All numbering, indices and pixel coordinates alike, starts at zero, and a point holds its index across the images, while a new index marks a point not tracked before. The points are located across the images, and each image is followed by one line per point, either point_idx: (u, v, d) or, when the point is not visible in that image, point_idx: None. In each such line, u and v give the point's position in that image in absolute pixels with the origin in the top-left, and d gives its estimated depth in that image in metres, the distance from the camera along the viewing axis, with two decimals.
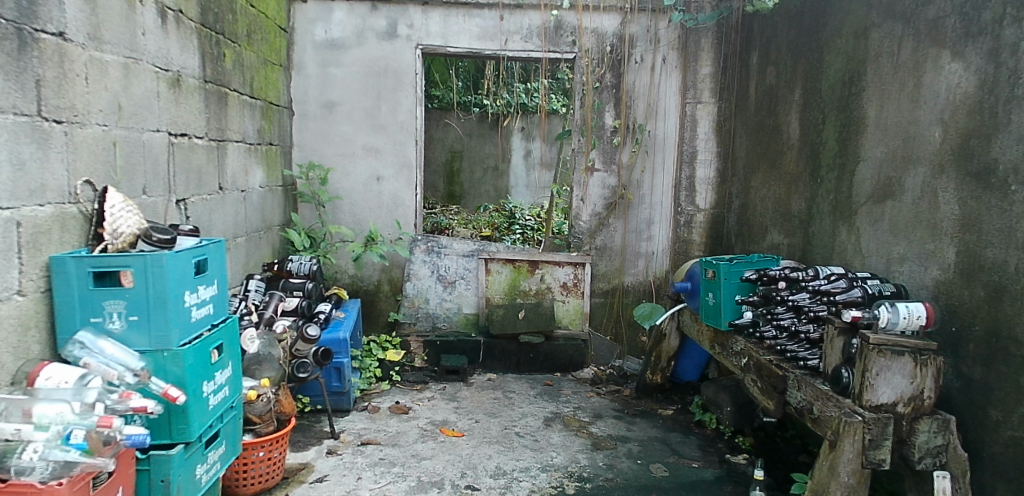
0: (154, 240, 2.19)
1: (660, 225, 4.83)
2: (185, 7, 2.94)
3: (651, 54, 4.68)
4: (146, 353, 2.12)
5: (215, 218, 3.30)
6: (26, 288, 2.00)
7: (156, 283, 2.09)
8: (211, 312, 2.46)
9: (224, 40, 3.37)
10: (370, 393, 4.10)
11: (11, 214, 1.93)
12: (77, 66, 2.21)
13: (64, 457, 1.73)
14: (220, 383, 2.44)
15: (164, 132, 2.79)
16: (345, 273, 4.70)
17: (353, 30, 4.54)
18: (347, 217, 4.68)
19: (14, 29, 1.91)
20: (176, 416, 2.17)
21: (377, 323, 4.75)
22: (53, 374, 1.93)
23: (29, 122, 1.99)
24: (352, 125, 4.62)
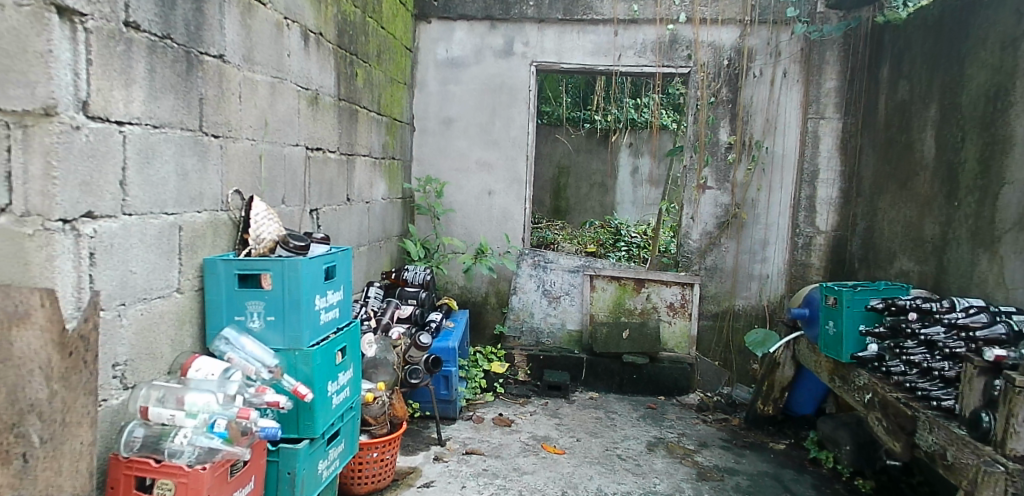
0: (291, 246, 2.38)
1: (776, 247, 4.58)
2: (325, 30, 3.15)
3: (772, 68, 4.48)
4: (280, 352, 2.27)
5: (343, 227, 3.49)
6: (182, 286, 2.20)
7: (291, 287, 2.24)
8: (337, 316, 2.60)
9: (357, 60, 3.59)
10: (475, 403, 4.15)
11: (174, 219, 2.13)
12: (232, 85, 2.41)
13: (208, 444, 1.88)
14: (343, 383, 2.57)
15: (302, 146, 3.00)
16: (455, 284, 4.82)
17: (472, 49, 4.68)
18: (459, 229, 4.81)
19: (184, 52, 2.12)
20: (303, 412, 2.30)
21: (483, 335, 4.84)
22: (202, 366, 2.09)
23: (193, 137, 2.19)
24: (467, 140, 4.75)
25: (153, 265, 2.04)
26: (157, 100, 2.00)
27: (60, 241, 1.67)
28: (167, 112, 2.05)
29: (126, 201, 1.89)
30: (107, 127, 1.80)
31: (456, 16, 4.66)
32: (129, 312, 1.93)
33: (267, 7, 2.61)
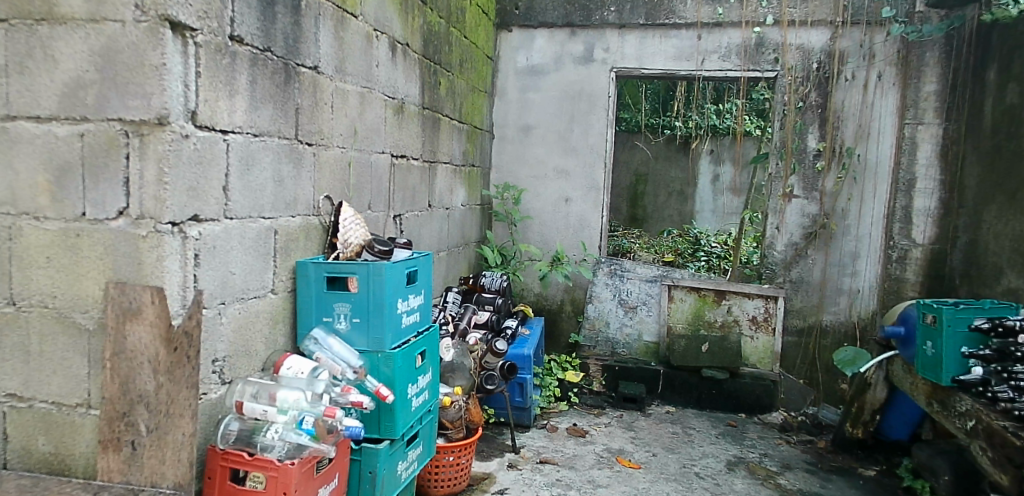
0: (376, 251, 2.45)
1: (868, 260, 4.32)
2: (411, 41, 3.24)
3: (865, 71, 4.24)
4: (365, 353, 2.34)
5: (424, 233, 3.56)
6: (277, 287, 2.30)
7: (376, 290, 2.30)
8: (418, 320, 2.65)
9: (441, 70, 3.66)
10: (549, 412, 4.13)
11: (270, 223, 2.22)
12: (325, 95, 2.51)
13: (297, 440, 1.94)
14: (422, 386, 2.61)
15: (388, 154, 3.09)
16: (531, 291, 4.82)
17: (552, 56, 4.69)
18: (536, 236, 4.81)
19: (283, 64, 2.22)
20: (385, 413, 2.35)
21: (558, 344, 4.81)
22: (294, 364, 2.17)
23: (289, 145, 2.29)
24: (546, 148, 4.75)
25: (251, 267, 2.14)
26: (257, 110, 2.10)
27: (168, 242, 1.76)
28: (266, 121, 2.15)
29: (228, 206, 1.99)
30: (213, 136, 1.90)
31: (537, 23, 4.67)
32: (228, 311, 2.03)
33: (358, 20, 2.70)
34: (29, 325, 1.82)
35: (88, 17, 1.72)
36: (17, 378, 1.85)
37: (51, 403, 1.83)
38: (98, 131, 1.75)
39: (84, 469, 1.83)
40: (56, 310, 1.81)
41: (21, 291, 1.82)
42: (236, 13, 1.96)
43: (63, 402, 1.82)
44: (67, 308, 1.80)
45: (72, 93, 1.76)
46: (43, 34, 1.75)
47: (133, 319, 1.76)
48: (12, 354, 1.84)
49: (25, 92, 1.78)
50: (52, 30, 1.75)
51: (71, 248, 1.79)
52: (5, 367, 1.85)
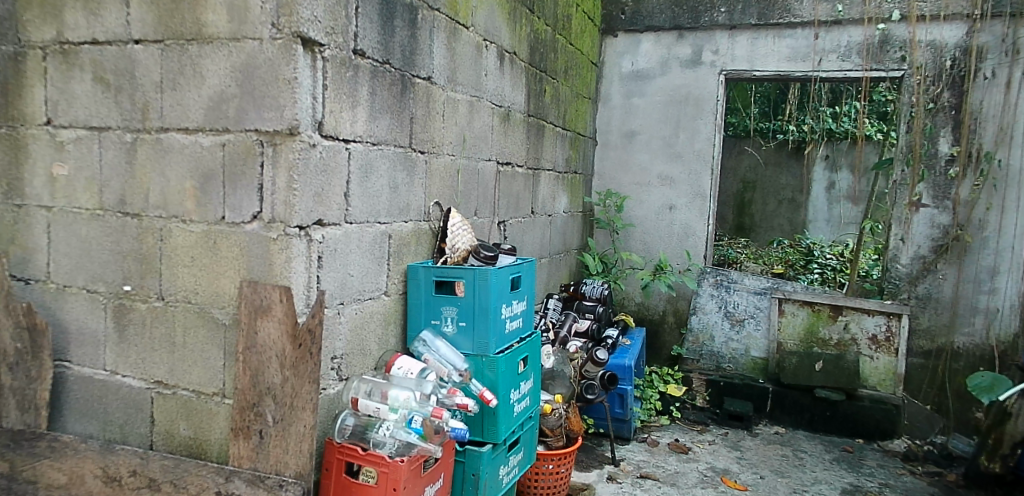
0: (481, 256, 2.50)
1: (1009, 276, 3.90)
2: (519, 49, 3.28)
3: (1009, 67, 3.84)
4: (470, 356, 2.39)
5: (527, 239, 3.59)
6: (389, 289, 2.39)
7: (482, 295, 2.35)
8: (521, 326, 2.68)
9: (546, 77, 3.69)
10: (649, 425, 4.02)
11: (385, 228, 2.31)
12: (437, 105, 2.59)
13: (406, 438, 2.01)
14: (524, 392, 2.62)
15: (494, 161, 3.14)
16: (632, 300, 4.74)
17: (658, 60, 4.60)
18: (638, 244, 4.72)
19: (400, 76, 2.31)
20: (488, 417, 2.38)
21: (659, 355, 4.69)
22: (404, 364, 2.24)
23: (403, 153, 2.38)
24: (650, 154, 4.66)
25: (367, 270, 2.23)
26: (376, 120, 2.20)
27: (295, 244, 1.87)
28: (384, 130, 2.24)
29: (348, 212, 2.09)
30: (336, 145, 2.00)
31: (643, 27, 4.60)
32: (346, 311, 2.13)
33: (469, 30, 2.77)
34: (175, 319, 2.00)
35: (231, 36, 1.87)
36: (163, 367, 2.03)
37: (191, 391, 1.99)
38: (238, 141, 1.89)
39: (218, 454, 1.97)
40: (198, 305, 1.97)
41: (169, 288, 2.00)
42: (360, 28, 2.05)
43: (201, 391, 1.98)
44: (207, 304, 1.96)
45: (216, 106, 1.91)
46: (193, 52, 1.92)
47: (263, 316, 1.89)
48: (160, 344, 2.02)
49: (176, 106, 1.96)
50: (200, 49, 1.91)
51: (212, 248, 1.95)
52: (153, 357, 2.04)
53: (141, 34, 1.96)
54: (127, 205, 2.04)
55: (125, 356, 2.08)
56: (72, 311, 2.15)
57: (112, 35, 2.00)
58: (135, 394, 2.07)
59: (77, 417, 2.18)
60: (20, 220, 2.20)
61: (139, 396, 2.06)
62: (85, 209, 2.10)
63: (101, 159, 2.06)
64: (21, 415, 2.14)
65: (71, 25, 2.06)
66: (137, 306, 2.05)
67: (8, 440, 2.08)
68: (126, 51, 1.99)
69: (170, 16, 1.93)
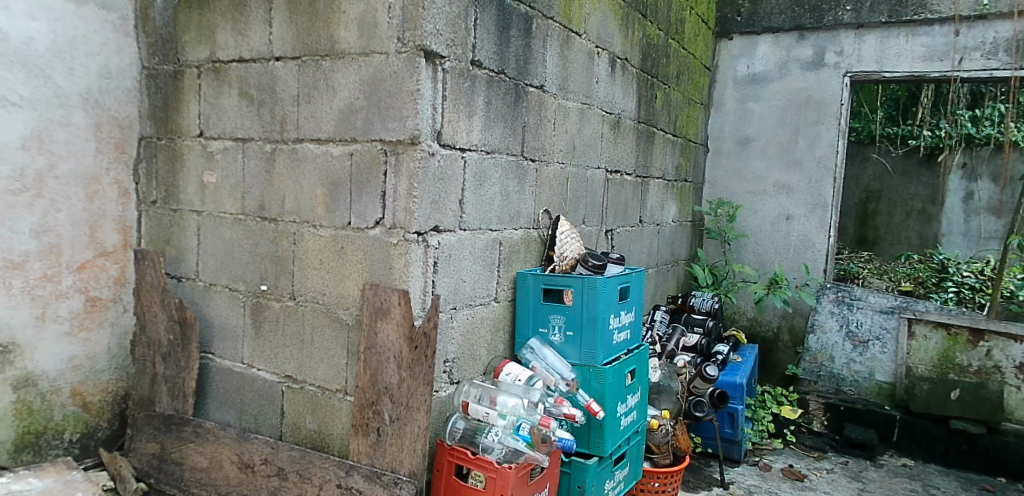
0: (590, 265, 2.48)
1: None
2: (630, 55, 3.23)
3: None
4: (577, 366, 2.37)
5: (634, 248, 3.53)
6: (499, 296, 2.41)
7: (590, 304, 2.34)
8: (628, 338, 2.63)
9: (658, 83, 3.61)
10: (761, 448, 3.83)
11: (496, 235, 2.34)
12: (549, 113, 2.59)
13: (514, 445, 2.03)
14: (631, 406, 2.57)
15: (603, 169, 3.11)
16: (744, 315, 4.54)
17: (776, 63, 4.39)
18: (751, 256, 4.51)
19: (514, 85, 2.33)
20: (595, 429, 2.35)
21: (773, 375, 4.45)
22: (512, 370, 2.26)
23: (516, 161, 2.41)
24: (766, 161, 4.44)
25: (479, 276, 2.27)
26: (491, 129, 2.23)
27: (414, 250, 1.94)
28: (498, 139, 2.27)
29: (463, 218, 2.13)
30: (454, 154, 2.05)
31: (760, 29, 4.40)
32: (458, 316, 2.17)
33: (582, 38, 2.76)
34: (304, 317, 2.13)
35: (361, 51, 1.97)
36: (293, 362, 2.16)
37: (317, 386, 2.11)
38: (364, 150, 1.99)
39: (340, 448, 2.07)
40: (324, 305, 2.09)
41: (300, 289, 2.13)
42: (477, 39, 2.09)
43: (326, 387, 2.09)
44: (333, 304, 2.07)
45: (346, 118, 2.02)
46: (326, 67, 2.03)
47: (383, 318, 1.97)
48: (290, 341, 2.16)
49: (310, 118, 2.08)
50: (333, 64, 2.02)
51: (339, 252, 2.06)
52: (283, 352, 2.18)
53: (281, 52, 2.11)
54: (265, 210, 2.20)
55: (260, 351, 2.23)
56: (216, 307, 2.33)
57: (256, 53, 2.17)
58: (268, 387, 2.22)
59: (217, 405, 2.36)
60: (174, 223, 2.42)
61: (271, 389, 2.21)
62: (229, 213, 2.28)
63: (244, 168, 2.23)
64: (171, 401, 2.33)
65: (222, 45, 2.25)
66: (272, 305, 2.19)
67: (160, 423, 2.29)
68: (267, 67, 2.15)
69: (307, 34, 2.06)
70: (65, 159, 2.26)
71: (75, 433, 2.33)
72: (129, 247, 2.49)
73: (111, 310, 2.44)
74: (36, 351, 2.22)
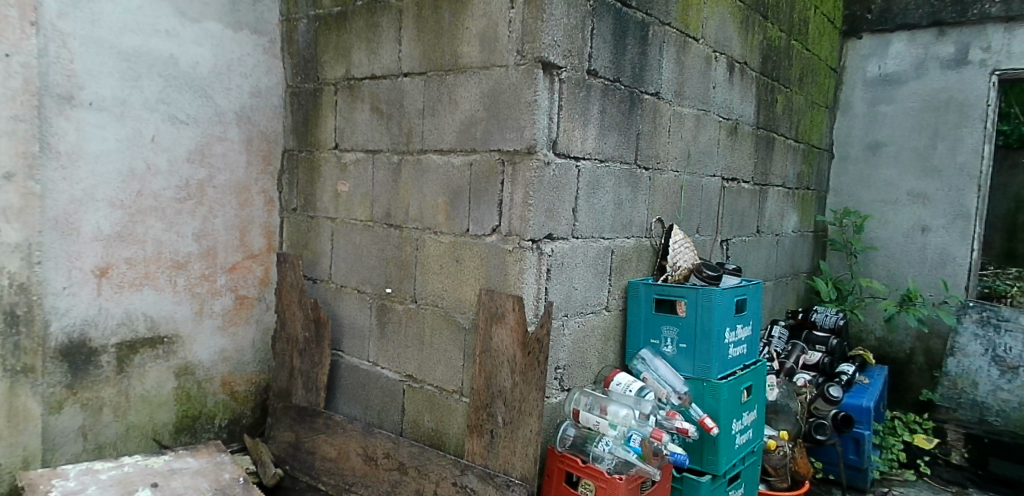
0: (704, 275, 2.41)
1: None
2: (749, 59, 3.11)
3: None
4: (690, 379, 2.32)
5: (751, 259, 3.39)
6: (610, 304, 2.39)
7: (704, 316, 2.28)
8: (745, 353, 2.53)
9: (779, 86, 3.46)
10: (891, 478, 3.42)
11: (609, 243, 2.33)
12: (663, 120, 2.55)
13: (625, 456, 2.00)
14: (747, 424, 2.47)
15: (719, 177, 3.01)
16: (872, 334, 4.23)
17: (912, 62, 4.07)
18: (880, 270, 4.19)
19: (630, 93, 2.32)
20: (708, 446, 2.28)
21: (905, 400, 4.11)
22: (623, 379, 2.23)
23: (629, 170, 2.39)
24: (899, 168, 4.12)
25: (591, 284, 2.27)
26: (605, 137, 2.22)
27: (529, 257, 1.98)
28: (612, 147, 2.26)
29: (575, 226, 2.14)
30: (568, 163, 2.06)
31: (894, 27, 4.10)
32: (570, 323, 2.18)
33: (699, 43, 2.70)
34: (424, 320, 2.22)
35: (482, 65, 2.04)
36: (413, 362, 2.26)
37: (435, 387, 2.20)
38: (483, 160, 2.06)
39: (456, 448, 2.14)
40: (444, 309, 2.18)
41: (421, 292, 2.23)
42: (594, 49, 2.10)
43: (443, 387, 2.18)
44: (451, 308, 2.16)
45: (467, 129, 2.10)
46: (449, 81, 2.13)
47: (498, 323, 2.02)
48: (411, 342, 2.27)
49: (434, 130, 2.18)
50: (456, 78, 2.11)
51: (458, 258, 2.14)
52: (405, 352, 2.29)
53: (409, 68, 2.23)
54: (392, 217, 2.32)
55: (384, 351, 2.36)
56: (346, 308, 2.50)
57: (386, 70, 2.31)
58: (390, 385, 2.33)
59: (344, 399, 2.51)
60: (311, 229, 2.62)
61: (393, 387, 2.33)
62: (359, 220, 2.43)
63: (374, 178, 2.38)
64: (306, 393, 2.51)
65: (356, 63, 2.41)
66: (396, 307, 2.31)
67: (296, 414, 2.48)
68: (396, 83, 2.28)
69: (432, 50, 2.17)
70: (221, 171, 2.51)
71: (224, 418, 2.58)
72: (272, 250, 2.71)
73: (256, 308, 2.66)
74: (194, 342, 2.48)
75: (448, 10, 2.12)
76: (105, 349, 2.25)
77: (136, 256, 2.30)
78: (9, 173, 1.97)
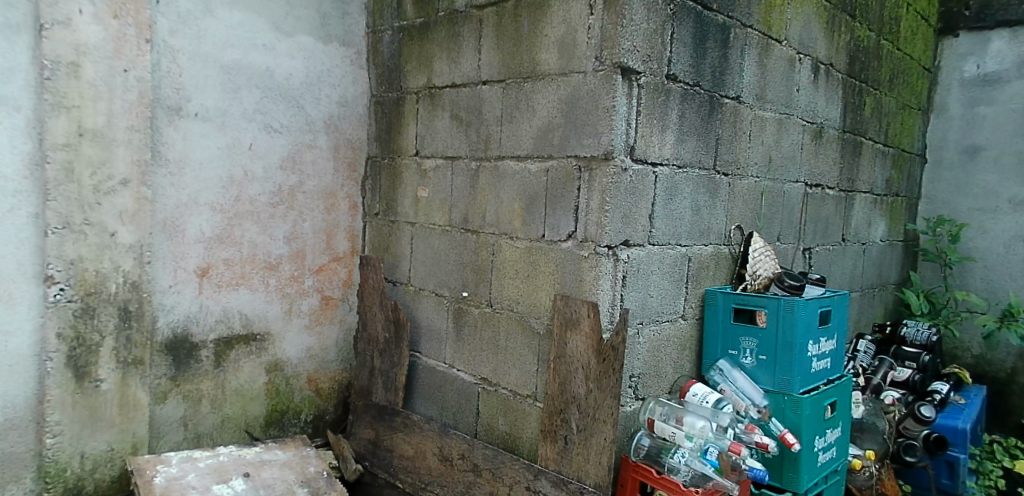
0: (786, 285, 2.33)
1: None
2: (836, 60, 2.99)
3: None
4: (770, 392, 2.25)
5: (835, 269, 3.24)
6: (686, 313, 2.35)
7: (786, 327, 2.20)
8: (830, 367, 2.42)
9: (867, 88, 3.30)
10: None
11: (686, 251, 2.29)
12: (744, 124, 2.48)
13: (702, 469, 1.96)
14: (830, 441, 2.36)
15: (802, 183, 2.90)
16: (969, 351, 3.95)
17: (1016, 60, 3.79)
18: (979, 282, 3.91)
19: (709, 97, 2.27)
20: (789, 462, 2.19)
21: (1006, 423, 3.82)
22: (699, 390, 2.17)
23: (708, 175, 2.34)
24: (1000, 173, 3.84)
25: (667, 292, 2.23)
26: (683, 142, 2.19)
27: (605, 263, 1.97)
28: (691, 152, 2.22)
29: (652, 233, 2.11)
30: (645, 169, 2.04)
31: (995, 23, 3.85)
32: (645, 331, 2.15)
33: (782, 45, 2.61)
34: (500, 324, 2.25)
35: (561, 72, 2.05)
36: (488, 366, 2.29)
37: (510, 391, 2.22)
38: (560, 166, 2.07)
39: (530, 452, 2.15)
40: (519, 314, 2.19)
41: (497, 297, 2.26)
42: (673, 53, 2.07)
43: (518, 392, 2.19)
44: (526, 313, 2.17)
45: (544, 135, 2.11)
46: (528, 88, 2.15)
47: (573, 329, 2.02)
48: (486, 346, 2.30)
49: (511, 136, 2.21)
50: (534, 85, 2.13)
51: (533, 263, 2.15)
52: (480, 356, 2.32)
53: (488, 76, 2.28)
54: (469, 222, 2.36)
55: (459, 354, 2.40)
56: (423, 310, 2.56)
57: (466, 78, 2.36)
58: (465, 387, 2.37)
59: (421, 400, 2.57)
60: (392, 233, 2.70)
61: (468, 389, 2.36)
62: (438, 225, 2.49)
63: (452, 184, 2.43)
64: (385, 392, 2.58)
65: (438, 72, 2.47)
66: (472, 310, 2.35)
67: (376, 412, 2.55)
68: (475, 91, 2.32)
69: (512, 58, 2.20)
70: (311, 177, 2.63)
71: (309, 414, 2.69)
72: (356, 253, 2.81)
73: (340, 309, 2.77)
74: (283, 340, 2.60)
75: (528, 18, 2.14)
76: (204, 344, 2.39)
77: (234, 257, 2.44)
78: (125, 179, 2.12)
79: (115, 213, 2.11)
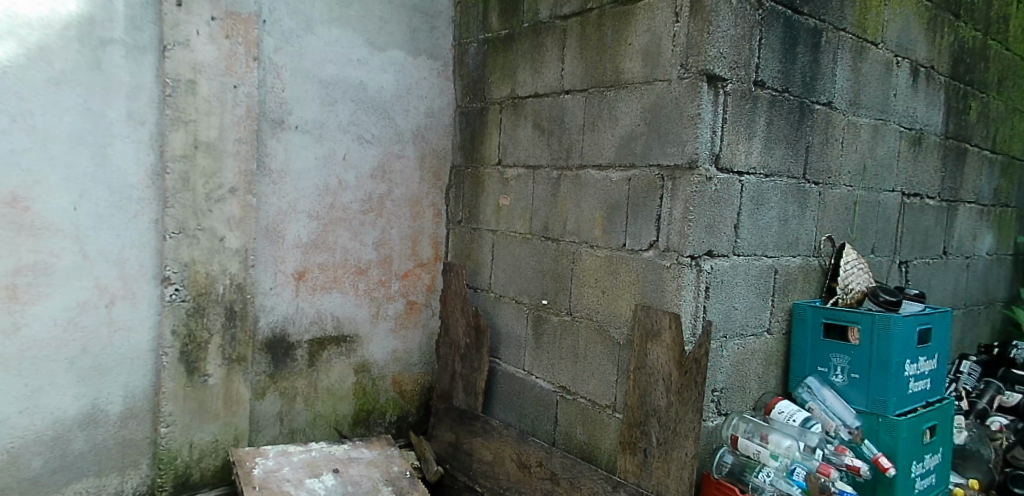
0: (881, 300, 2.22)
1: None
2: (938, 62, 2.82)
3: None
4: (863, 413, 2.14)
5: (935, 284, 3.05)
6: (773, 327, 2.27)
7: (882, 344, 2.09)
8: (929, 388, 2.28)
9: (972, 91, 3.10)
10: None
11: (773, 262, 2.22)
12: (837, 131, 2.39)
13: (788, 489, 1.89)
14: (929, 468, 2.22)
15: (899, 192, 2.75)
16: None
17: None
18: None
19: (799, 103, 2.20)
20: (883, 488, 2.08)
21: None
22: (786, 408, 2.10)
23: (797, 184, 2.26)
24: None
25: (752, 304, 2.17)
26: (771, 150, 2.12)
27: (687, 274, 1.94)
28: (779, 160, 2.16)
29: (738, 243, 2.06)
30: (731, 178, 1.99)
31: None
32: (729, 344, 2.09)
33: (879, 47, 2.50)
34: (579, 333, 2.25)
35: (644, 80, 2.04)
36: (567, 374, 2.30)
37: (589, 400, 2.21)
38: (642, 175, 2.05)
39: (608, 463, 2.14)
40: (599, 323, 2.19)
41: (576, 305, 2.26)
42: (761, 59, 2.02)
43: (597, 401, 2.18)
44: (606, 322, 2.16)
45: (627, 144, 2.10)
46: (611, 97, 2.15)
47: (654, 340, 1.99)
48: (565, 354, 2.30)
49: (593, 146, 2.22)
50: (617, 94, 2.13)
51: (614, 273, 2.14)
52: (559, 364, 2.33)
53: (571, 85, 2.29)
54: (550, 230, 2.38)
55: (538, 361, 2.42)
56: (503, 317, 2.59)
57: (549, 88, 2.38)
58: (544, 395, 2.38)
59: (500, 405, 2.61)
60: (474, 241, 2.75)
61: (546, 397, 2.37)
62: (519, 233, 2.52)
63: (534, 193, 2.45)
64: (465, 396, 2.63)
65: (521, 82, 2.51)
66: (551, 318, 2.36)
67: (457, 416, 2.61)
68: (558, 100, 2.34)
69: (595, 67, 2.21)
70: (399, 186, 2.72)
71: (393, 415, 2.78)
72: (439, 260, 2.89)
73: (424, 313, 2.84)
74: (371, 343, 2.70)
75: (612, 28, 2.15)
76: (299, 344, 2.52)
77: (327, 262, 2.56)
78: (233, 188, 2.27)
79: (224, 220, 2.26)
